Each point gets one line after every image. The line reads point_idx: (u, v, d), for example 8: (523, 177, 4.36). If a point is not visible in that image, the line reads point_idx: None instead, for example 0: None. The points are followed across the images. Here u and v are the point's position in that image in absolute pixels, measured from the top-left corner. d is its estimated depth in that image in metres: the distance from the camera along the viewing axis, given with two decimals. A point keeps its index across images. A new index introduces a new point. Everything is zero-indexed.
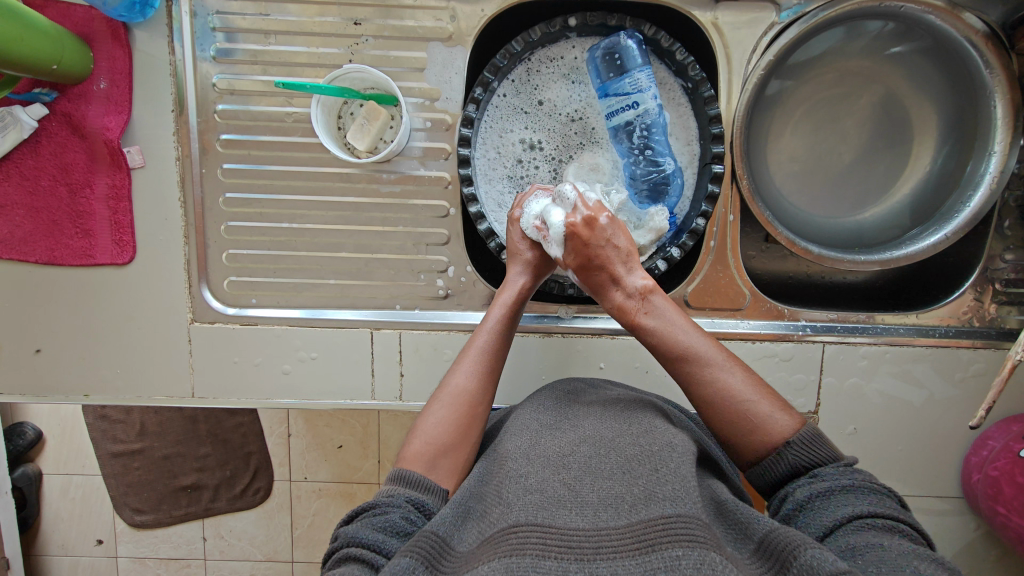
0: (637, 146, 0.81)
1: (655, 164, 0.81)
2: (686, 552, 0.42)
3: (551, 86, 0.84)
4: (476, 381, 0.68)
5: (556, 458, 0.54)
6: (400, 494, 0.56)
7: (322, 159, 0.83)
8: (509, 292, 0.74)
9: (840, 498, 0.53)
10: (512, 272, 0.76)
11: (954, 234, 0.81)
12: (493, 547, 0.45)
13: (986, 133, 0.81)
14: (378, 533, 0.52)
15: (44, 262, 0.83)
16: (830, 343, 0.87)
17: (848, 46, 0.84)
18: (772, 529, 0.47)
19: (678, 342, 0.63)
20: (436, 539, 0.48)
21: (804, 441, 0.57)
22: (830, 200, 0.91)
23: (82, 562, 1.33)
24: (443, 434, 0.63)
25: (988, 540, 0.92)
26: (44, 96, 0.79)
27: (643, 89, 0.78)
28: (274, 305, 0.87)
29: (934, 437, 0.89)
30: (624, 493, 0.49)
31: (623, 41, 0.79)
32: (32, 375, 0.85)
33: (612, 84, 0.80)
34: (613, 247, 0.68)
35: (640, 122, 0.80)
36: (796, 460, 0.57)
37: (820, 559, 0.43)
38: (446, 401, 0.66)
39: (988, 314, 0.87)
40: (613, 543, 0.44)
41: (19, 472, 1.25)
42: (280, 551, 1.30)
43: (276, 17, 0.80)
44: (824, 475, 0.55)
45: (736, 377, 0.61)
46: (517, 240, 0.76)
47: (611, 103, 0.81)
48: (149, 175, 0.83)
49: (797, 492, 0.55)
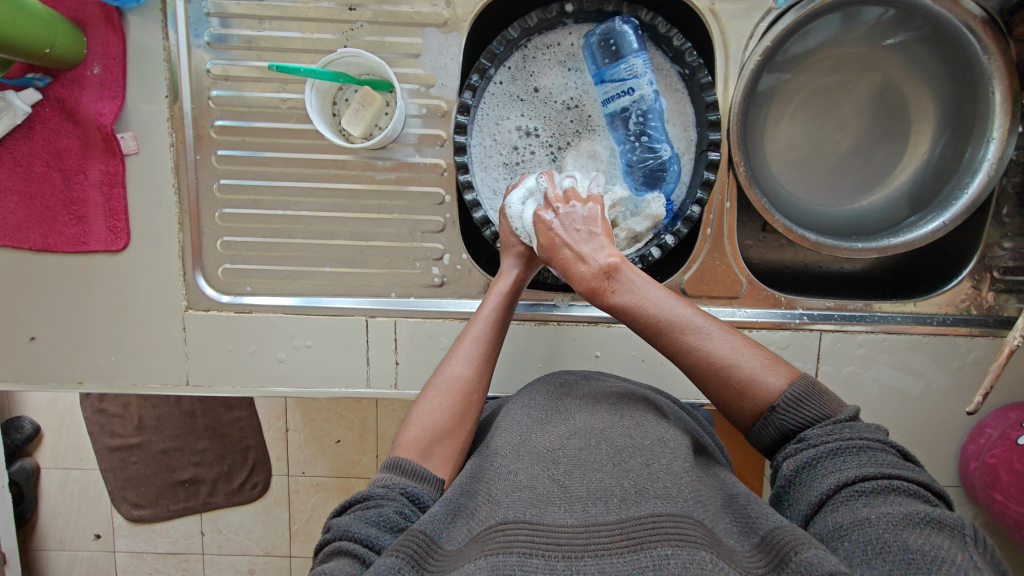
0: (633, 132, 0.81)
1: (651, 151, 0.81)
2: (676, 551, 0.42)
3: (548, 73, 0.84)
4: (473, 368, 0.67)
5: (546, 453, 0.54)
6: (395, 487, 0.56)
7: (318, 146, 0.83)
8: (504, 284, 0.74)
9: (828, 464, 0.52)
10: (507, 265, 0.76)
11: (952, 221, 0.80)
12: (481, 544, 0.45)
13: (985, 119, 0.80)
14: (372, 528, 0.51)
15: (39, 249, 0.82)
16: (826, 331, 0.86)
17: (846, 33, 0.84)
18: (777, 526, 0.46)
19: (651, 315, 0.60)
20: (424, 538, 0.48)
21: (789, 402, 0.56)
22: (828, 189, 0.91)
23: (80, 555, 1.33)
24: (439, 421, 0.63)
25: (986, 529, 0.92)
26: (38, 82, 0.78)
27: (638, 75, 0.78)
28: (269, 293, 0.86)
29: (932, 426, 0.88)
30: (614, 490, 0.48)
31: (619, 27, 0.78)
32: (28, 364, 0.85)
33: (607, 71, 0.80)
34: (574, 229, 0.67)
35: (636, 108, 0.79)
36: (782, 423, 0.56)
37: (821, 558, 0.42)
38: (441, 389, 0.65)
39: (986, 302, 0.86)
40: (602, 541, 0.44)
41: (16, 464, 1.25)
42: (278, 545, 1.29)
43: (271, 2, 0.80)
44: (809, 438, 0.54)
45: (714, 341, 0.58)
46: (511, 233, 0.76)
47: (608, 89, 0.81)
48: (143, 162, 0.82)
49: (785, 465, 0.55)
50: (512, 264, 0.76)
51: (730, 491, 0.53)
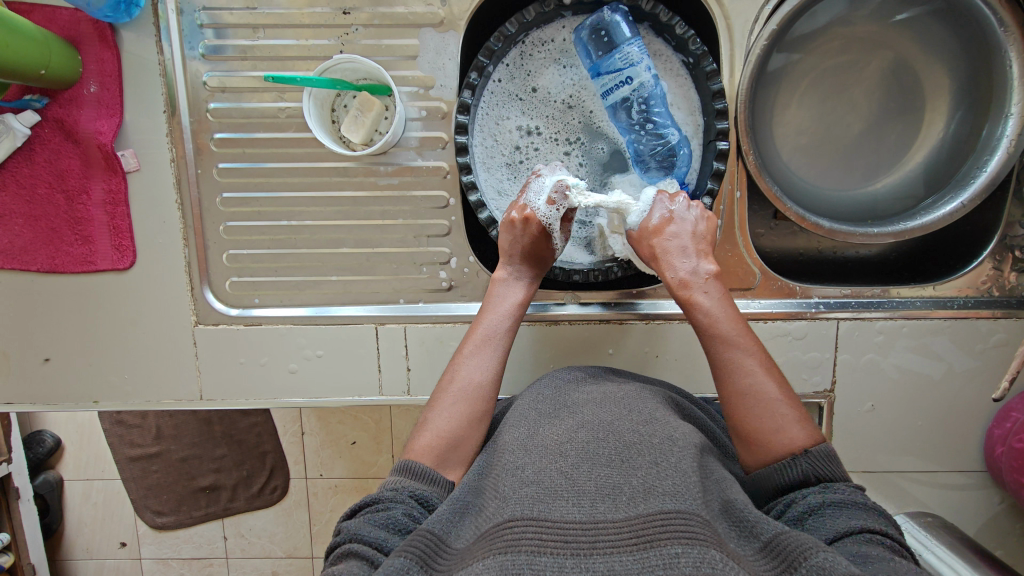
0: (637, 121, 0.79)
1: (659, 137, 0.79)
2: (685, 549, 0.41)
3: (544, 72, 0.83)
4: (490, 375, 0.68)
5: (554, 446, 0.52)
6: (404, 490, 0.56)
7: (318, 154, 0.82)
8: (513, 294, 0.74)
9: (853, 511, 0.52)
10: (512, 274, 0.75)
11: (971, 202, 0.78)
12: (489, 543, 0.44)
13: (1002, 95, 0.78)
14: (381, 531, 0.51)
15: (47, 271, 0.83)
16: (843, 319, 0.85)
17: (854, 12, 0.81)
18: (781, 531, 0.46)
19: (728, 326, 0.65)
20: (431, 538, 0.48)
21: (820, 453, 0.57)
22: (841, 173, 0.88)
23: (107, 565, 1.35)
24: (455, 429, 0.63)
25: (1013, 515, 0.90)
26: (36, 103, 0.77)
27: (635, 63, 0.75)
28: (278, 304, 0.86)
29: (956, 411, 0.87)
30: (623, 485, 0.47)
31: (609, 16, 0.76)
32: (44, 385, 0.86)
33: (603, 63, 0.77)
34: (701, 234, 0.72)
35: (636, 96, 0.77)
36: (808, 469, 0.56)
37: (833, 561, 0.42)
38: (457, 398, 0.66)
39: (1008, 283, 0.84)
40: (611, 538, 0.43)
41: (40, 479, 1.27)
42: (300, 548, 1.31)
43: (264, 11, 0.79)
44: (835, 488, 0.54)
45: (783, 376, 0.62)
46: (535, 245, 0.74)
47: (604, 81, 0.78)
48: (145, 178, 0.82)
49: (807, 498, 0.54)
50: (520, 275, 0.75)
51: (732, 486, 0.52)
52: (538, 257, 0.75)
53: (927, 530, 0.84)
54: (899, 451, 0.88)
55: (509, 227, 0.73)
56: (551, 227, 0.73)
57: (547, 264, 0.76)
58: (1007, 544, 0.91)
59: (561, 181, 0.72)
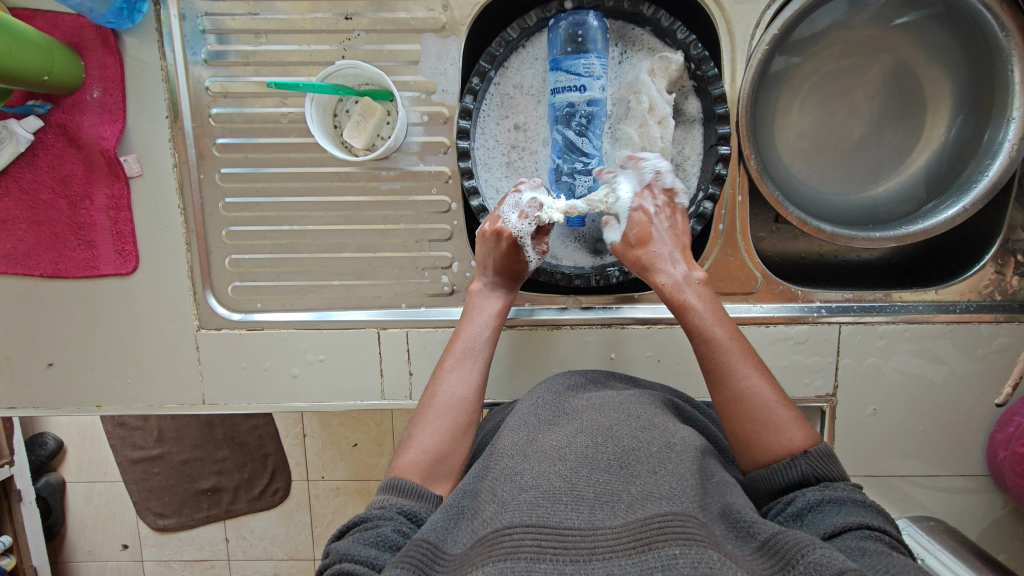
0: (574, 130, 0.79)
1: (583, 156, 0.80)
2: (683, 551, 0.41)
3: (517, 66, 0.83)
4: (469, 387, 0.69)
5: (553, 452, 0.53)
6: (391, 507, 0.56)
7: (320, 159, 0.82)
8: (490, 305, 0.76)
9: (851, 508, 0.52)
10: (489, 287, 0.77)
11: (972, 207, 0.79)
12: (487, 550, 0.44)
13: (1003, 100, 0.78)
14: (371, 549, 0.50)
15: (50, 276, 0.83)
16: (845, 323, 0.84)
17: (856, 15, 0.81)
18: (777, 531, 0.46)
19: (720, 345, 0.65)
20: (428, 547, 0.48)
21: (819, 452, 0.57)
22: (842, 177, 0.88)
23: (109, 566, 1.35)
24: (439, 442, 0.64)
25: (1016, 518, 0.90)
26: (38, 108, 0.78)
27: (594, 75, 0.76)
28: (281, 308, 0.86)
29: (958, 415, 0.86)
30: (620, 491, 0.47)
31: (588, 20, 0.77)
32: (46, 390, 0.86)
33: (565, 60, 0.77)
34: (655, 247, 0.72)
35: (584, 106, 0.77)
36: (806, 468, 0.56)
37: (830, 558, 0.42)
38: (442, 410, 0.66)
39: (1011, 287, 0.84)
40: (609, 543, 0.43)
41: (42, 481, 1.28)
42: (302, 550, 1.31)
43: (266, 16, 0.79)
44: (834, 487, 0.55)
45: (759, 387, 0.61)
46: (510, 257, 0.75)
47: (560, 79, 0.77)
48: (147, 183, 0.82)
49: (803, 497, 0.54)
50: (496, 286, 0.77)
51: (731, 490, 0.51)
52: (512, 270, 0.77)
53: (930, 535, 0.84)
54: (901, 454, 0.88)
55: (481, 239, 0.76)
56: (522, 239, 0.74)
57: (523, 276, 0.78)
58: (1010, 549, 0.91)
59: (534, 200, 0.74)
